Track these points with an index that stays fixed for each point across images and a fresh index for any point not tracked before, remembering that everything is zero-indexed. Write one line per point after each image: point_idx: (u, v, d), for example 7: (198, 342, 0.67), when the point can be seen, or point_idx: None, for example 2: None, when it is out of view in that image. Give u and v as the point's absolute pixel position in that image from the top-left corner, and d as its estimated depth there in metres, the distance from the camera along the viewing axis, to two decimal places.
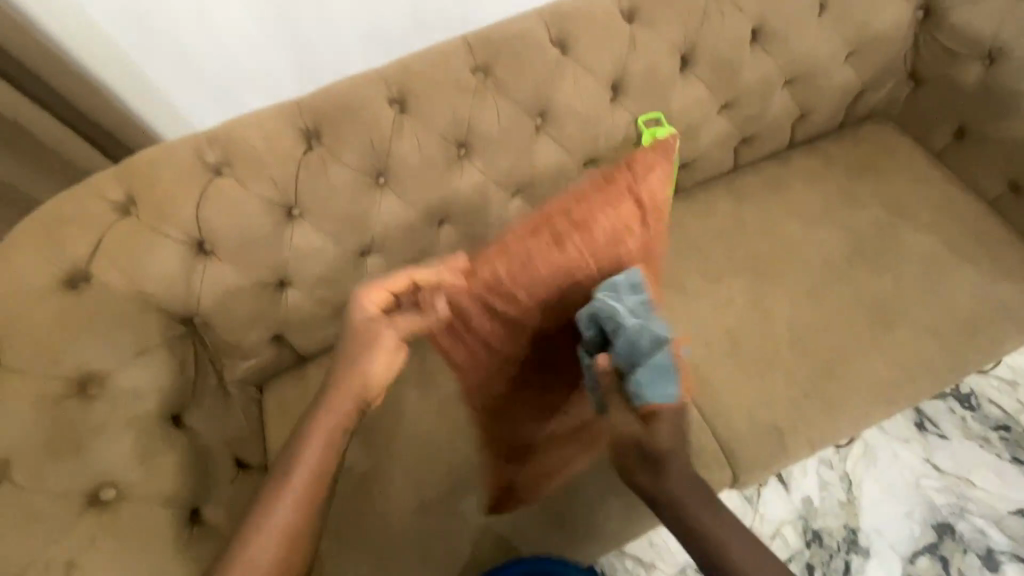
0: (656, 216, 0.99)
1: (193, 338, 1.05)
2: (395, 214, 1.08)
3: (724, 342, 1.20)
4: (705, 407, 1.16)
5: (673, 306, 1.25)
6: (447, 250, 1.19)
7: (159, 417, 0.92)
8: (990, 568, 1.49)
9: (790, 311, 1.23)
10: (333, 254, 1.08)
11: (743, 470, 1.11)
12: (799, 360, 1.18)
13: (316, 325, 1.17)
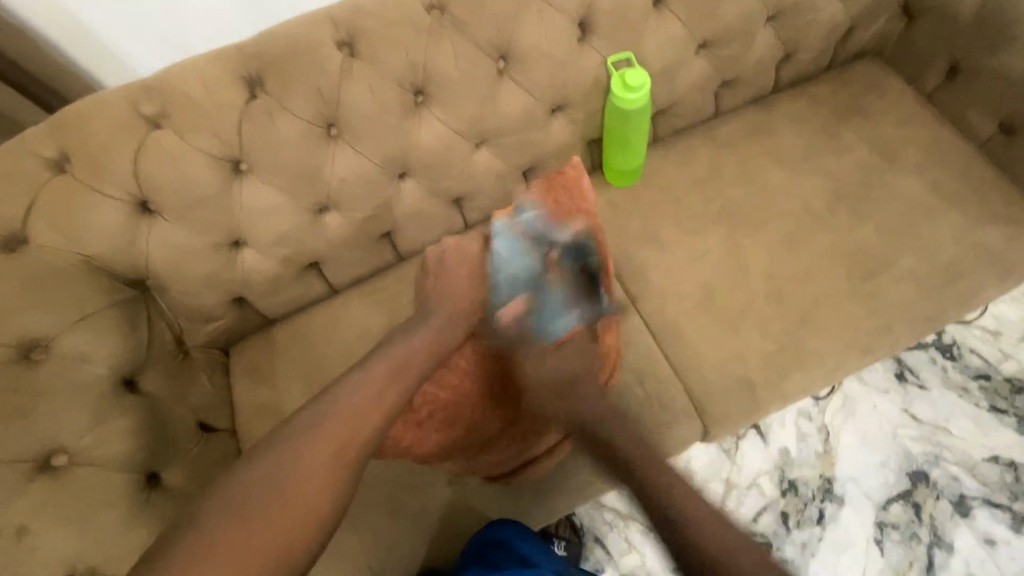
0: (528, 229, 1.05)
1: (145, 302, 1.01)
2: (350, 168, 1.03)
3: (699, 295, 1.17)
4: (678, 362, 1.14)
5: (647, 261, 1.21)
6: (410, 207, 1.14)
7: (112, 380, 0.90)
8: (961, 513, 1.51)
9: (767, 262, 1.19)
10: (287, 210, 1.03)
11: (714, 423, 1.10)
12: (775, 311, 1.15)
13: (278, 287, 1.14)
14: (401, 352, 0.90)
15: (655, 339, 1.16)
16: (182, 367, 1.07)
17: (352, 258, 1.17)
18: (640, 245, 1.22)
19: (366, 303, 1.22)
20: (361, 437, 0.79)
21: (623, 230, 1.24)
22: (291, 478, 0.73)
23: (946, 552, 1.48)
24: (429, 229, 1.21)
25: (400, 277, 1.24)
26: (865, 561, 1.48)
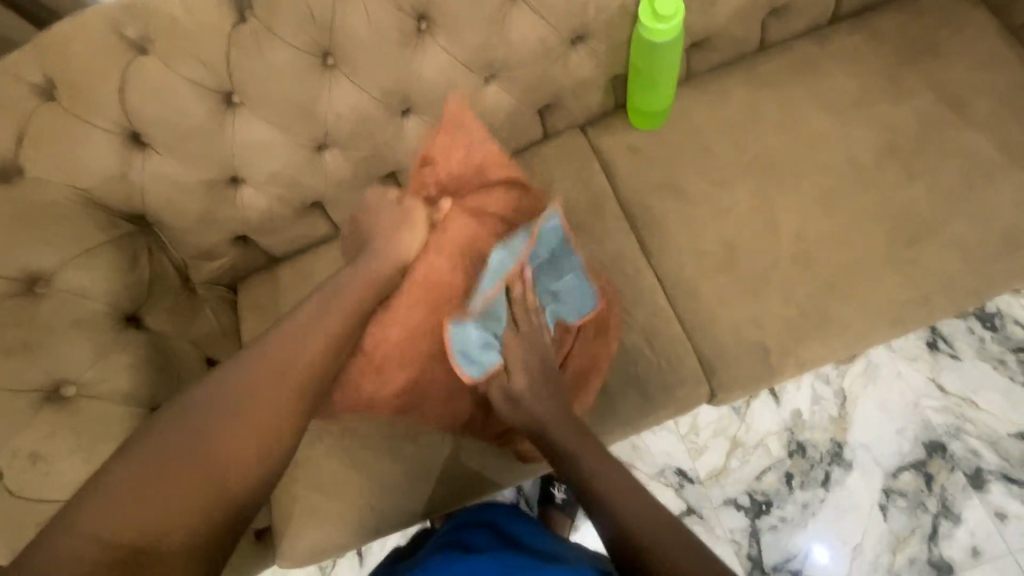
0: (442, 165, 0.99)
1: (145, 237, 1.01)
2: (347, 102, 0.96)
3: (718, 251, 1.10)
4: (689, 323, 1.09)
5: (665, 213, 1.13)
6: (414, 147, 1.08)
7: (114, 316, 0.91)
8: (974, 485, 1.47)
9: (798, 220, 1.09)
10: (283, 146, 0.98)
11: (721, 388, 1.06)
12: (801, 274, 1.07)
13: (280, 226, 1.11)
14: (352, 282, 0.93)
15: (668, 298, 1.11)
16: (186, 304, 1.08)
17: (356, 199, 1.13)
18: (658, 196, 1.14)
19: None
20: (292, 394, 0.83)
21: (643, 179, 1.15)
22: (247, 414, 0.79)
23: (952, 522, 1.45)
24: None
25: None
26: (866, 525, 1.48)
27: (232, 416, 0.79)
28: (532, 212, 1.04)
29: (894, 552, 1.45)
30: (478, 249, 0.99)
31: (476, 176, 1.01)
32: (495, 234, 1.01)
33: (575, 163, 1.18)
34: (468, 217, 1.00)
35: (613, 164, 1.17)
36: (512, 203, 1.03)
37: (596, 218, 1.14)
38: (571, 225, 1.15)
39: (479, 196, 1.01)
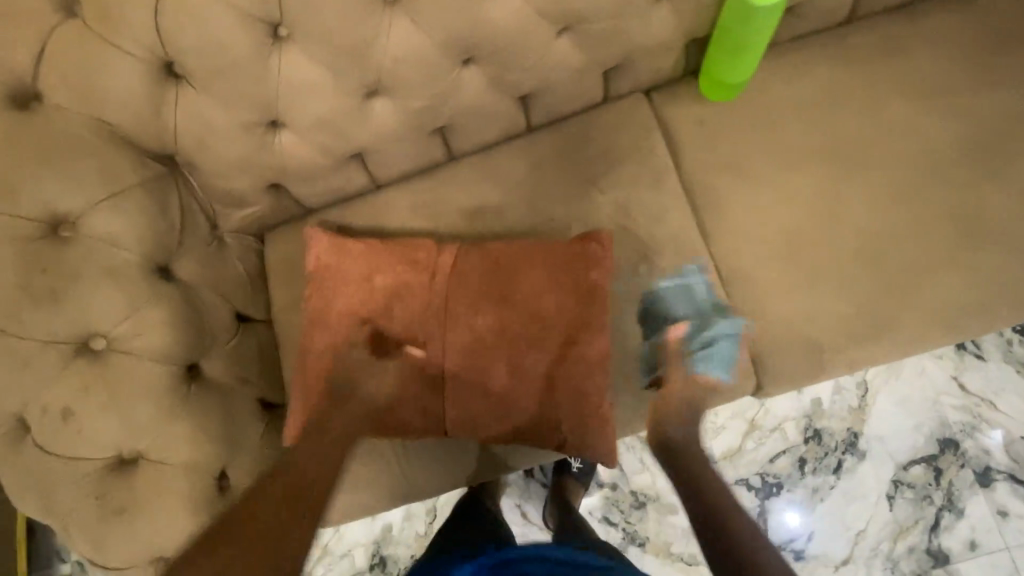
0: (316, 266, 0.99)
1: (174, 178, 0.92)
2: (405, 46, 0.86)
3: (782, 240, 1.04)
4: (742, 313, 1.04)
5: (729, 192, 1.06)
6: (470, 100, 0.98)
7: (146, 265, 0.84)
8: (981, 482, 1.50)
9: (869, 212, 1.03)
10: (331, 90, 0.88)
11: (768, 381, 1.04)
12: (866, 272, 1.01)
13: (317, 175, 1.03)
14: (303, 379, 0.98)
15: (722, 284, 1.06)
16: (215, 253, 1.01)
17: (399, 152, 1.05)
18: (723, 174, 1.07)
19: (410, 203, 1.12)
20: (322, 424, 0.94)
21: (708, 154, 1.07)
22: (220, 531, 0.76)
23: (955, 515, 1.49)
24: (486, 128, 1.06)
25: (448, 177, 1.12)
26: (872, 512, 1.51)
27: (233, 533, 0.76)
28: (403, 250, 1.00)
29: (896, 539, 1.49)
30: (377, 309, 0.98)
31: (337, 262, 0.99)
32: (387, 288, 0.98)
33: (637, 130, 1.09)
34: (355, 290, 0.98)
35: (677, 136, 1.09)
36: (380, 253, 0.99)
37: (655, 193, 1.08)
38: (627, 200, 1.08)
39: (352, 279, 0.98)
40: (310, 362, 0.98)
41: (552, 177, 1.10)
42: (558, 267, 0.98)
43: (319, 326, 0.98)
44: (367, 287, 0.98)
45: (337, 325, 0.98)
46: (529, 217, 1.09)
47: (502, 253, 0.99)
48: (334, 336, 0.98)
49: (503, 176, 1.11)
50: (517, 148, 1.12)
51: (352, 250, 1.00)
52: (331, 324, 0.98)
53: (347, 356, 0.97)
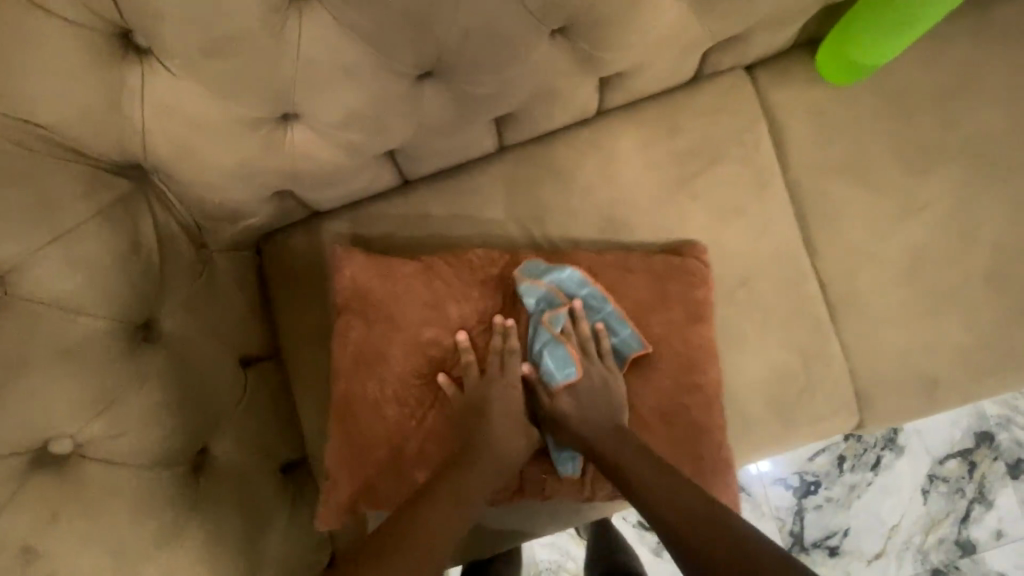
0: (348, 305, 0.77)
1: (146, 197, 0.67)
2: (478, 9, 0.60)
3: (902, 258, 0.88)
4: (851, 342, 0.90)
5: (842, 199, 0.89)
6: (546, 82, 0.75)
7: (115, 333, 0.61)
8: (1012, 475, 1.49)
9: (1004, 226, 0.88)
10: (369, 73, 0.63)
11: (874, 419, 0.91)
12: (994, 297, 0.88)
13: (338, 178, 0.78)
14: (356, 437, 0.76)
15: (828, 310, 0.90)
16: (211, 285, 0.77)
17: (445, 146, 0.81)
18: (835, 177, 0.89)
19: (453, 209, 0.89)
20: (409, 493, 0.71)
21: (819, 152, 0.89)
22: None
23: (985, 507, 1.48)
24: (556, 115, 0.84)
25: (502, 175, 0.90)
26: (906, 506, 1.49)
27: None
28: (465, 268, 0.80)
29: (927, 532, 1.48)
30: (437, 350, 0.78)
31: (389, 292, 0.78)
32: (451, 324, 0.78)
33: (735, 119, 0.89)
34: (409, 330, 0.77)
35: (782, 127, 0.90)
36: (439, 277, 0.79)
37: (755, 199, 0.89)
38: (722, 207, 0.89)
39: (411, 314, 0.78)
40: (369, 425, 0.76)
41: (632, 176, 0.89)
42: (655, 280, 0.82)
43: (375, 378, 0.76)
44: (435, 321, 0.78)
45: (400, 373, 0.77)
46: (605, 226, 0.89)
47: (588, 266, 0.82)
48: (401, 386, 0.77)
49: (570, 174, 0.89)
50: (589, 137, 0.90)
51: (393, 275, 0.78)
52: (395, 371, 0.77)
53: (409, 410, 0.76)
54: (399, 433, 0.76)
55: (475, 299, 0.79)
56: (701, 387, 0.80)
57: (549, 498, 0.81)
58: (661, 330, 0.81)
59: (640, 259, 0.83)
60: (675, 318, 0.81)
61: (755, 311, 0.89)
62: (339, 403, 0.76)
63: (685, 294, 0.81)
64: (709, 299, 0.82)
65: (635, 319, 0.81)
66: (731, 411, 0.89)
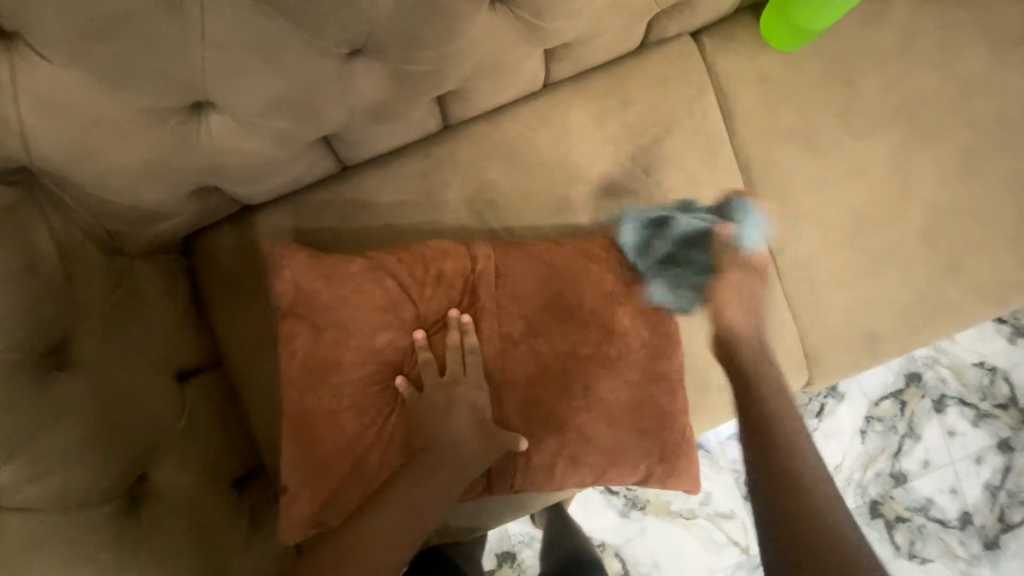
0: (294, 308, 0.72)
1: (39, 208, 0.59)
2: None
3: (844, 220, 0.91)
4: (798, 306, 0.92)
5: (788, 166, 0.90)
6: (489, 56, 0.70)
7: (22, 361, 0.53)
8: (937, 409, 1.59)
9: (934, 185, 0.91)
10: (291, 54, 0.56)
11: (821, 376, 0.95)
12: (925, 254, 0.92)
13: (268, 170, 0.71)
14: (311, 445, 0.72)
15: (778, 276, 0.92)
16: (131, 297, 0.69)
17: (384, 129, 0.75)
18: (783, 144, 0.90)
19: (399, 195, 0.84)
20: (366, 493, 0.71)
21: (765, 118, 0.89)
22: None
23: (914, 441, 1.58)
24: (502, 90, 0.79)
25: (449, 156, 0.85)
26: (845, 446, 1.57)
27: None
28: (418, 263, 0.75)
29: (865, 468, 1.57)
30: (393, 346, 0.73)
31: (336, 293, 0.72)
32: (407, 316, 0.74)
33: (684, 88, 0.88)
34: (363, 327, 0.72)
35: (730, 94, 0.89)
36: (389, 274, 0.74)
37: (706, 169, 0.89)
38: (675, 178, 0.88)
39: (363, 317, 0.73)
40: (324, 438, 0.72)
41: (584, 151, 0.86)
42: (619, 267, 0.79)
43: (327, 387, 0.72)
44: (389, 323, 0.73)
45: (355, 380, 0.72)
46: (559, 205, 0.86)
47: (548, 255, 0.78)
48: (357, 394, 0.72)
49: (519, 152, 0.86)
50: (538, 111, 0.86)
51: (343, 268, 0.73)
52: (348, 376, 0.72)
53: (366, 410, 0.72)
54: (358, 443, 0.72)
55: (430, 296, 0.75)
56: (667, 373, 0.78)
57: (518, 492, 0.78)
58: (627, 318, 0.78)
59: (601, 245, 0.80)
60: (639, 305, 0.79)
61: None
62: (291, 416, 0.72)
63: (648, 282, 0.79)
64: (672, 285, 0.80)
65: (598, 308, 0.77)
66: (690, 382, 0.91)
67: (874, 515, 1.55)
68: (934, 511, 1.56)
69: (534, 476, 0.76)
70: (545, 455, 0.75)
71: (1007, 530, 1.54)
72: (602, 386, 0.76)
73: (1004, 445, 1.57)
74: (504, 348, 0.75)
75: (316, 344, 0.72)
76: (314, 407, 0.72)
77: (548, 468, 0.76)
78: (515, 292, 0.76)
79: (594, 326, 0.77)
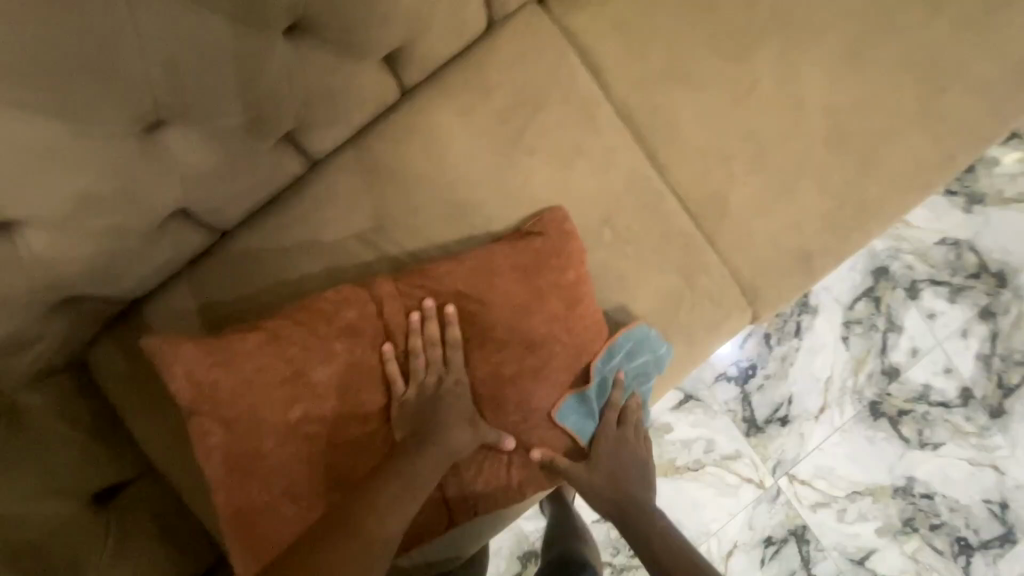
0: (199, 403, 0.67)
1: None
2: (175, 31, 0.52)
3: (743, 148, 0.88)
4: (721, 244, 0.89)
5: (673, 108, 0.86)
6: (315, 84, 0.67)
7: None
8: (911, 296, 1.52)
9: (824, 87, 0.88)
10: (77, 148, 0.53)
11: (767, 308, 0.92)
12: (832, 158, 0.89)
13: (125, 267, 0.67)
14: (259, 535, 0.68)
15: (693, 221, 0.89)
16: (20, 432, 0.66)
17: (237, 191, 0.71)
18: (661, 87, 0.86)
19: (283, 247, 0.79)
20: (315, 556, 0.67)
21: (636, 66, 0.86)
22: None
23: (897, 333, 1.51)
24: (354, 113, 0.75)
25: (323, 193, 0.80)
26: (832, 357, 1.50)
27: None
28: (320, 320, 0.70)
29: (856, 372, 1.50)
30: (313, 411, 0.69)
31: (239, 378, 0.67)
32: (319, 377, 0.69)
33: (545, 57, 0.84)
34: (276, 401, 0.68)
35: (592, 52, 0.86)
36: (289, 342, 0.69)
37: (590, 133, 0.85)
38: (563, 151, 0.84)
39: (275, 395, 0.68)
40: (269, 527, 0.69)
41: (461, 151, 0.82)
42: (524, 276, 0.76)
43: (258, 478, 0.68)
44: (302, 391, 0.68)
45: (284, 463, 0.68)
46: (452, 211, 0.82)
47: (452, 276, 0.75)
48: (291, 477, 0.69)
49: (395, 169, 0.81)
50: (403, 122, 0.82)
51: (237, 349, 0.68)
52: (276, 458, 0.68)
53: (302, 485, 0.69)
54: (303, 521, 0.69)
55: (340, 353, 0.70)
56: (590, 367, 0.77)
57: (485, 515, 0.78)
58: (542, 320, 0.75)
59: (504, 255, 0.76)
60: (553, 311, 0.76)
61: (626, 246, 0.86)
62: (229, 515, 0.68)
63: (555, 281, 0.76)
64: (580, 278, 0.78)
65: (511, 323, 0.75)
66: None
67: (877, 416, 1.49)
68: (935, 396, 1.49)
69: (496, 491, 0.77)
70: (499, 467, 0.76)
71: (1010, 394, 1.47)
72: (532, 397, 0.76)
73: (986, 312, 1.50)
74: (433, 383, 0.72)
75: (233, 433, 0.67)
76: (252, 496, 0.68)
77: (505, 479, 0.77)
78: (425, 320, 0.73)
79: (513, 340, 0.75)
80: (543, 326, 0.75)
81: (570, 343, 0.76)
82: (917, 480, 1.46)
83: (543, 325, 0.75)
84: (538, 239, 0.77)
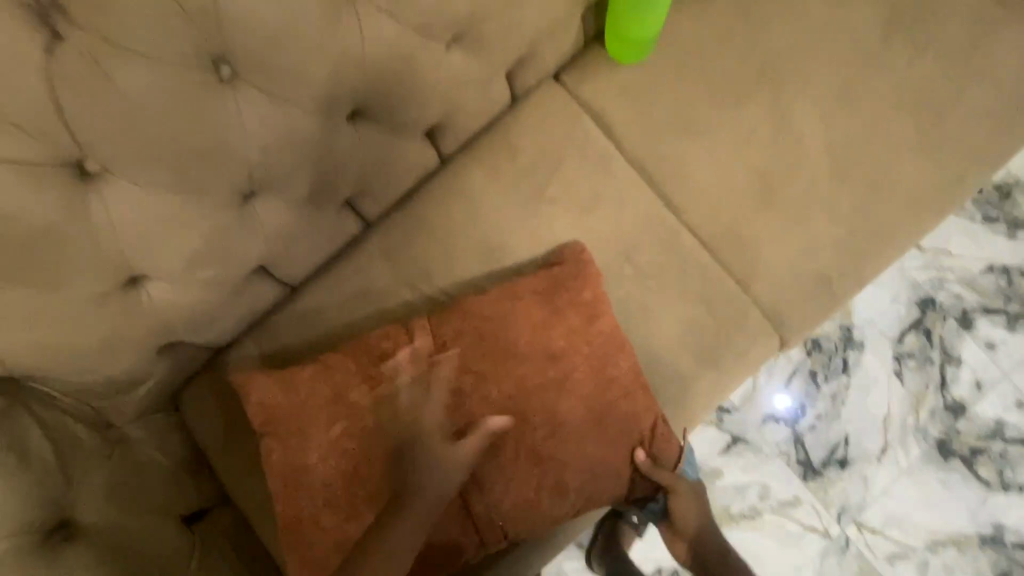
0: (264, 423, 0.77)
1: (25, 401, 0.69)
2: (266, 123, 0.67)
3: (750, 185, 0.95)
4: (739, 274, 0.95)
5: (680, 156, 0.96)
6: (371, 157, 0.81)
7: (23, 545, 0.61)
8: (965, 326, 1.44)
9: (821, 126, 0.96)
10: (192, 215, 0.68)
11: (793, 333, 0.95)
12: (839, 189, 0.95)
13: (216, 315, 0.80)
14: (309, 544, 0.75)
15: (710, 254, 0.95)
16: (126, 458, 0.77)
17: (307, 248, 0.84)
18: (667, 138, 0.96)
19: (343, 296, 0.91)
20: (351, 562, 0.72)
21: (644, 123, 0.97)
22: None
23: (956, 365, 1.43)
24: (401, 179, 0.89)
25: (376, 249, 0.93)
26: (888, 394, 1.42)
27: None
28: (364, 348, 0.81)
29: (917, 410, 1.41)
30: (354, 426, 0.77)
31: (297, 401, 0.77)
32: (361, 395, 0.77)
33: (562, 122, 0.97)
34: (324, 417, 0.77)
35: (604, 114, 0.98)
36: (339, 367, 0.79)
37: (606, 182, 0.95)
38: (583, 199, 0.94)
39: (323, 413, 0.77)
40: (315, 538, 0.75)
41: (493, 205, 0.94)
42: (543, 299, 0.84)
43: (305, 490, 0.75)
44: (345, 409, 0.77)
45: (328, 475, 0.75)
46: (487, 256, 0.93)
47: (480, 305, 0.83)
48: (332, 489, 0.75)
49: (436, 224, 0.94)
50: (443, 185, 0.95)
51: (299, 374, 0.79)
52: (324, 472, 0.76)
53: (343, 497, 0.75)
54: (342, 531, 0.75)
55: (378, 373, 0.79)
56: (613, 378, 0.82)
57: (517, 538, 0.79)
58: (564, 340, 0.82)
59: (528, 284, 0.85)
60: (571, 324, 0.83)
61: (648, 280, 0.93)
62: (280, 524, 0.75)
63: (574, 300, 0.84)
64: (597, 296, 0.85)
65: (536, 335, 0.82)
66: (664, 379, 0.92)
67: (947, 456, 1.39)
68: (1010, 432, 1.39)
69: (526, 512, 0.78)
70: (526, 488, 0.77)
71: None
72: (557, 406, 0.79)
73: None
74: (463, 400, 0.79)
75: (290, 448, 0.76)
76: (301, 506, 0.76)
77: (532, 500, 0.78)
78: (455, 343, 0.81)
79: (534, 354, 0.81)
80: (565, 340, 0.82)
81: (593, 354, 0.82)
82: (1007, 528, 1.35)
83: (564, 337, 0.82)
84: (557, 268, 0.87)
